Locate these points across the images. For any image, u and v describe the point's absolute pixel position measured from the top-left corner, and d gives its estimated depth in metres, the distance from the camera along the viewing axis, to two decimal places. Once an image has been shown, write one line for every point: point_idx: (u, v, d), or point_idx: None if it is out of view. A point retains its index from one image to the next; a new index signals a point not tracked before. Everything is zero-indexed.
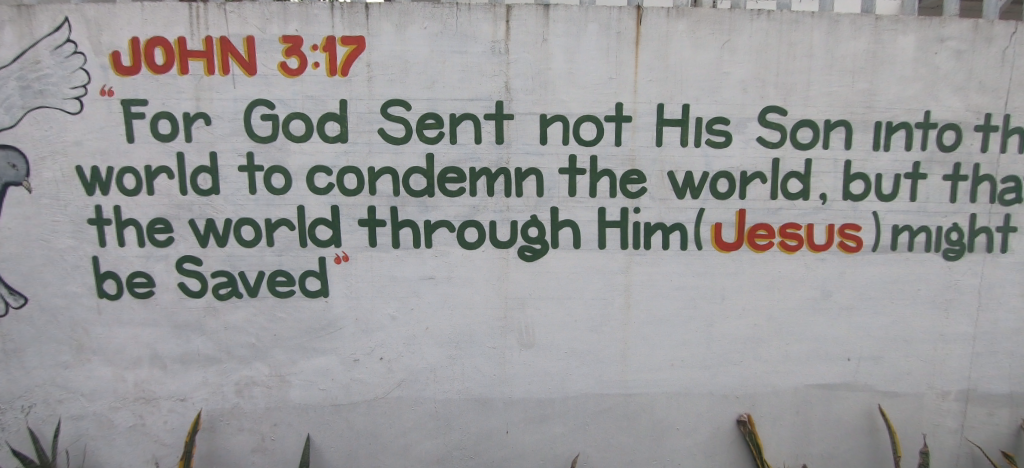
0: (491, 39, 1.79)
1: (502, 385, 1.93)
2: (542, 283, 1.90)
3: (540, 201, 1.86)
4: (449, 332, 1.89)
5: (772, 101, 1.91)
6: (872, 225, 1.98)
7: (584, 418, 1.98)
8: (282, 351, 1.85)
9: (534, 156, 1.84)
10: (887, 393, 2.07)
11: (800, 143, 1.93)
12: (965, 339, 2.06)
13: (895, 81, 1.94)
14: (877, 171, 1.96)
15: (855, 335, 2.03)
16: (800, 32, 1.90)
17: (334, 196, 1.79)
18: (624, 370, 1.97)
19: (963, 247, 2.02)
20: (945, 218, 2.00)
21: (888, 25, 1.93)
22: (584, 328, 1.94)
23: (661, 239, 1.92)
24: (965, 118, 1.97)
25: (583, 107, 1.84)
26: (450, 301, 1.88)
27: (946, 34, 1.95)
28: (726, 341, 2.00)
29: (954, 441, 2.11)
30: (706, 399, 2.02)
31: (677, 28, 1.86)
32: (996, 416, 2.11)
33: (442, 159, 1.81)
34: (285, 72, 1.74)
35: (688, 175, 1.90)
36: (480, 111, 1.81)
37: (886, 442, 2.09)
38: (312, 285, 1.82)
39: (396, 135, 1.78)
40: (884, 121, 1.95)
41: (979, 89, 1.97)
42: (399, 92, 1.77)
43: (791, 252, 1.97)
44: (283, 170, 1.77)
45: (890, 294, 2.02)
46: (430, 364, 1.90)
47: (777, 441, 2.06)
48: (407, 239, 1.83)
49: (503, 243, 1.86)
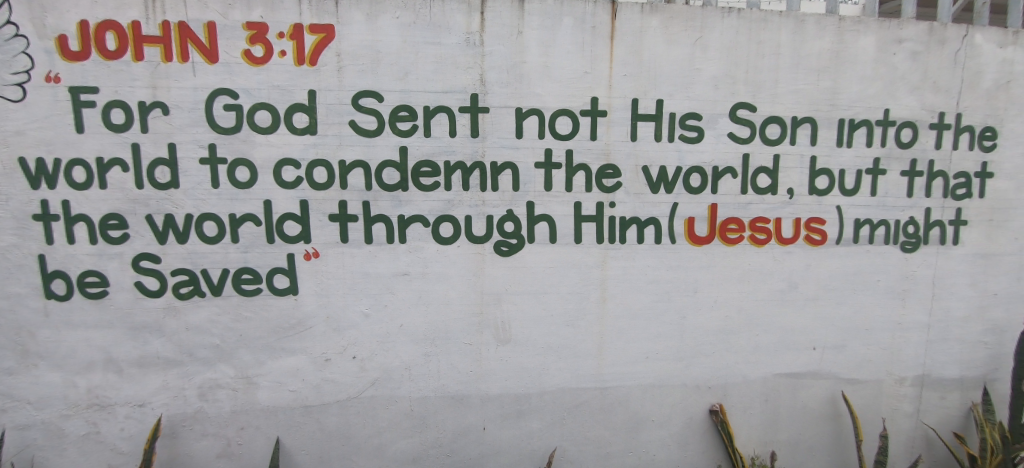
0: (465, 31, 1.76)
1: (479, 381, 1.91)
2: (519, 278, 1.89)
3: (516, 195, 1.84)
4: (425, 329, 1.86)
5: (743, 98, 1.95)
6: (836, 218, 2.06)
7: (561, 412, 1.99)
8: (249, 352, 1.78)
9: (510, 150, 1.82)
10: (849, 380, 2.16)
11: (768, 139, 1.97)
12: (920, 327, 2.17)
13: (857, 81, 2.01)
14: (840, 167, 2.03)
15: (820, 325, 2.11)
16: (769, 30, 1.94)
17: (303, 189, 1.72)
18: (600, 364, 1.99)
19: (919, 239, 2.12)
20: (902, 212, 2.09)
21: (851, 26, 1.99)
22: (560, 323, 1.94)
23: (636, 233, 1.94)
24: (921, 116, 2.07)
25: (559, 101, 1.83)
26: (426, 298, 1.84)
27: (904, 36, 2.03)
28: (699, 333, 2.04)
29: (910, 424, 2.22)
30: (680, 390, 2.05)
31: (651, 23, 1.87)
32: (948, 399, 2.23)
33: (416, 152, 1.76)
34: (249, 60, 1.66)
35: (662, 170, 1.92)
36: (454, 103, 1.77)
37: (848, 427, 2.18)
38: (280, 282, 1.75)
39: (368, 127, 1.73)
40: (847, 118, 2.02)
41: (934, 88, 2.07)
42: (371, 84, 1.72)
43: (760, 245, 2.02)
44: (248, 163, 1.69)
45: (852, 285, 2.10)
46: (405, 362, 1.86)
47: (747, 429, 2.12)
48: (380, 235, 1.78)
49: (479, 238, 1.84)
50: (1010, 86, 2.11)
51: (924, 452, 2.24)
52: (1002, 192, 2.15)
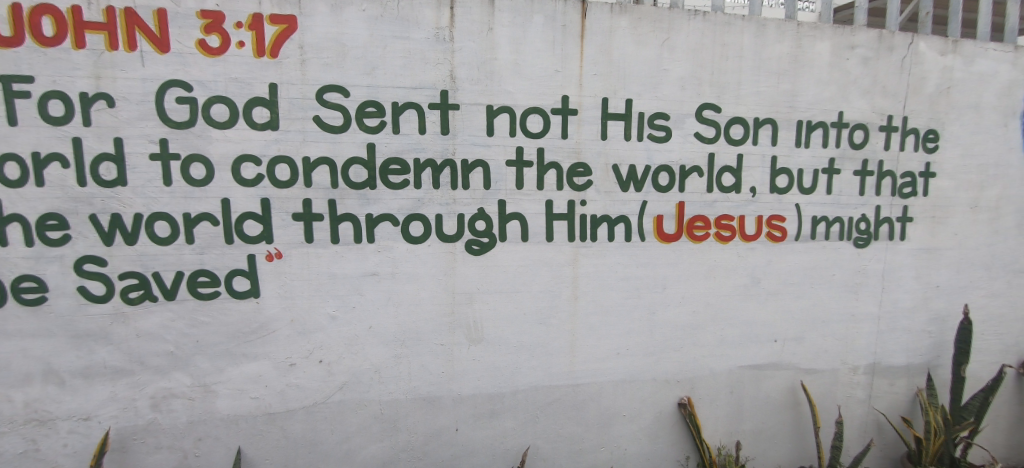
0: (435, 26, 1.73)
1: (451, 382, 1.89)
2: (491, 277, 1.87)
3: (487, 194, 1.82)
4: (395, 330, 1.81)
5: (708, 99, 2.00)
6: (794, 216, 2.14)
7: (534, 410, 1.99)
8: (206, 359, 1.68)
9: (481, 148, 1.80)
10: (807, 370, 2.26)
11: (732, 139, 2.03)
12: (871, 318, 2.29)
13: (814, 84, 2.10)
14: (798, 166, 2.12)
15: (780, 318, 2.19)
16: (732, 34, 2.00)
17: (264, 187, 1.64)
18: (571, 362, 2.00)
19: (870, 235, 2.24)
20: (855, 210, 2.20)
21: (808, 31, 2.08)
22: (533, 321, 1.94)
23: (606, 231, 1.96)
24: (871, 119, 2.18)
25: (530, 99, 1.83)
26: (396, 298, 1.80)
27: (856, 42, 2.14)
28: (668, 328, 2.08)
29: (862, 410, 2.35)
30: (649, 385, 2.09)
31: (620, 24, 1.89)
32: (896, 385, 2.37)
33: (384, 149, 1.72)
34: (204, 51, 1.57)
35: (632, 169, 1.95)
36: (424, 100, 1.74)
37: (806, 414, 2.28)
38: (240, 285, 1.67)
39: (333, 123, 1.67)
40: (805, 120, 2.10)
41: (883, 92, 2.19)
42: (336, 78, 1.66)
43: (725, 242, 2.08)
44: (203, 159, 1.60)
45: (810, 279, 2.20)
46: (375, 365, 1.81)
47: (714, 421, 2.19)
48: (347, 234, 1.72)
49: (450, 236, 1.81)
50: (949, 92, 2.27)
51: (875, 436, 2.38)
52: (942, 191, 2.30)
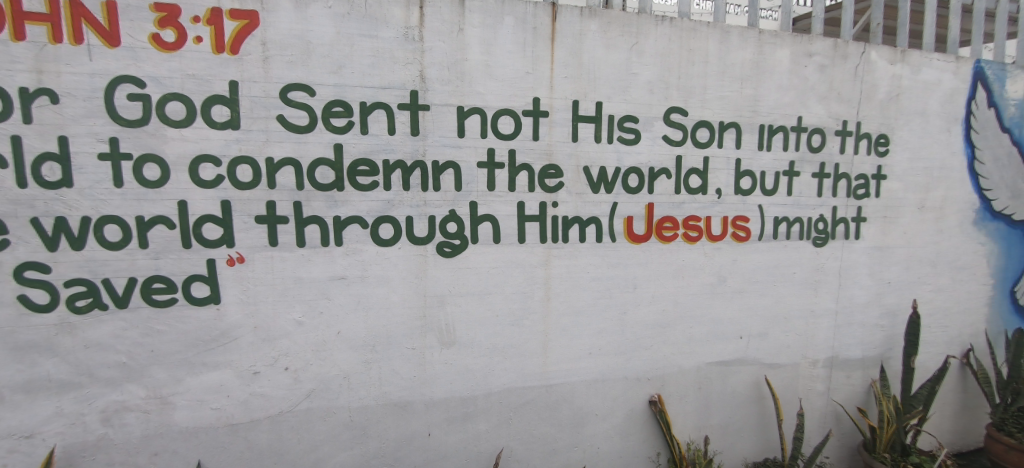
0: (404, 25, 1.70)
1: (423, 386, 1.86)
2: (463, 279, 1.85)
3: (458, 195, 1.81)
4: (364, 335, 1.77)
5: (675, 103, 2.04)
6: (758, 216, 2.21)
7: (507, 412, 1.98)
8: (163, 369, 1.60)
9: (451, 149, 1.78)
10: (771, 365, 2.34)
11: (698, 142, 2.09)
12: (829, 314, 2.40)
13: (775, 89, 2.18)
14: (761, 169, 2.19)
15: (745, 315, 2.26)
16: (698, 39, 2.06)
17: (224, 189, 1.57)
18: (545, 362, 2.00)
19: (828, 234, 2.34)
20: (813, 210, 2.30)
21: (769, 39, 2.16)
22: (505, 323, 1.93)
23: (578, 232, 1.97)
24: (828, 123, 2.28)
25: (501, 101, 1.82)
26: (365, 302, 1.76)
27: (813, 50, 2.23)
28: (639, 327, 2.11)
29: (821, 402, 2.45)
30: (621, 384, 2.12)
31: (590, 27, 1.92)
32: (852, 377, 2.49)
33: (352, 150, 1.67)
34: (158, 46, 1.49)
35: (602, 171, 1.97)
36: (393, 100, 1.71)
37: (770, 407, 2.37)
38: (198, 291, 1.59)
39: (299, 123, 1.61)
40: (767, 123, 2.18)
41: (838, 98, 2.29)
42: (301, 76, 1.61)
43: (692, 242, 2.13)
44: (158, 159, 1.51)
45: (773, 277, 2.27)
46: (344, 371, 1.76)
47: (683, 416, 2.23)
48: (314, 237, 1.67)
49: (421, 239, 1.78)
50: (898, 98, 2.40)
51: (833, 426, 2.48)
52: (893, 192, 2.43)
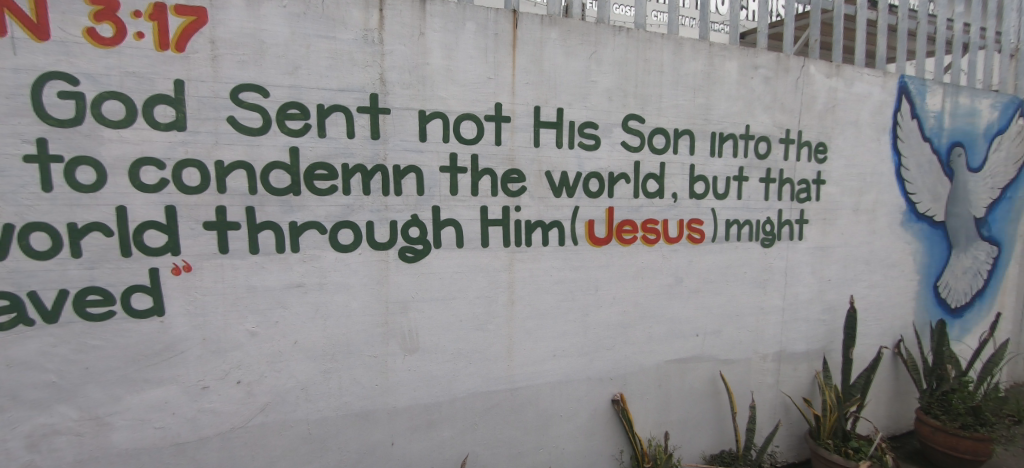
0: (363, 27, 1.67)
1: (385, 395, 1.82)
2: (426, 284, 1.83)
3: (421, 200, 1.78)
4: (323, 344, 1.71)
5: (632, 110, 2.11)
6: (711, 219, 2.31)
7: (472, 417, 1.96)
8: (98, 388, 1.46)
9: (413, 153, 1.76)
10: (725, 360, 2.44)
11: (655, 148, 2.16)
12: (777, 310, 2.53)
13: (725, 99, 2.30)
14: (713, 174, 2.29)
15: (701, 314, 2.35)
16: (653, 50, 2.15)
17: (169, 193, 1.47)
18: (509, 366, 2.00)
19: (775, 236, 2.47)
20: (761, 213, 2.43)
21: (718, 51, 2.28)
22: (469, 328, 1.92)
23: (541, 235, 1.99)
24: (773, 132, 2.42)
25: (463, 106, 1.82)
26: (324, 311, 1.70)
27: (758, 63, 2.37)
28: (601, 328, 2.16)
29: (771, 394, 2.57)
30: (584, 384, 2.15)
31: (550, 35, 1.96)
32: (798, 370, 2.63)
33: (308, 154, 1.62)
34: (94, 41, 1.38)
35: (564, 175, 2.00)
36: (352, 103, 1.67)
37: (725, 401, 2.47)
38: (140, 302, 1.47)
39: (251, 125, 1.55)
40: (718, 131, 2.29)
41: (782, 108, 2.44)
42: (253, 76, 1.54)
43: (651, 244, 2.20)
44: (93, 162, 1.39)
45: (726, 277, 2.38)
46: (301, 382, 1.70)
47: (645, 414, 2.29)
48: (268, 244, 1.60)
49: (382, 244, 1.75)
50: (834, 109, 2.58)
51: (782, 417, 2.62)
52: (831, 196, 2.61)
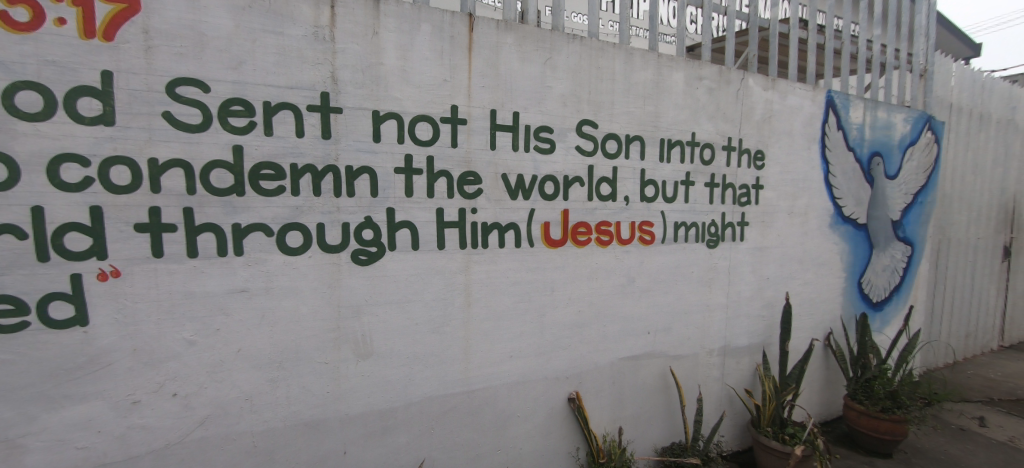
0: (313, 23, 1.62)
1: (338, 402, 1.75)
2: (380, 288, 1.79)
3: (374, 201, 1.74)
4: (270, 352, 1.63)
5: (586, 116, 2.17)
6: (661, 222, 2.41)
7: (428, 421, 1.93)
8: (8, 408, 1.31)
9: (366, 154, 1.72)
10: (675, 356, 2.54)
11: (607, 153, 2.23)
12: (721, 307, 2.67)
13: (672, 107, 2.41)
14: (662, 178, 2.39)
15: (652, 312, 2.44)
16: (606, 58, 2.22)
17: (94, 193, 1.36)
18: (466, 368, 1.99)
19: (719, 237, 2.61)
20: (707, 215, 2.55)
21: (666, 62, 2.39)
22: (425, 331, 1.89)
23: (497, 237, 2.00)
24: (716, 139, 2.56)
25: (418, 107, 1.80)
26: (270, 317, 1.62)
27: (703, 74, 2.51)
28: (557, 328, 2.19)
29: (717, 387, 2.70)
30: (541, 383, 2.17)
31: (506, 40, 1.99)
32: (741, 363, 2.78)
33: (253, 153, 1.54)
34: (8, 25, 1.26)
35: (520, 178, 2.02)
36: (301, 101, 1.61)
37: (674, 396, 2.57)
38: (59, 311, 1.34)
39: (189, 121, 1.46)
40: (666, 138, 2.39)
41: (724, 117, 2.59)
42: (192, 70, 1.46)
43: (604, 246, 2.27)
44: (4, 158, 1.27)
45: (674, 277, 2.49)
46: (246, 392, 1.60)
47: (600, 411, 2.34)
48: (208, 247, 1.51)
49: (334, 246, 1.69)
50: (771, 119, 2.77)
51: (727, 408, 2.76)
52: (769, 200, 2.79)
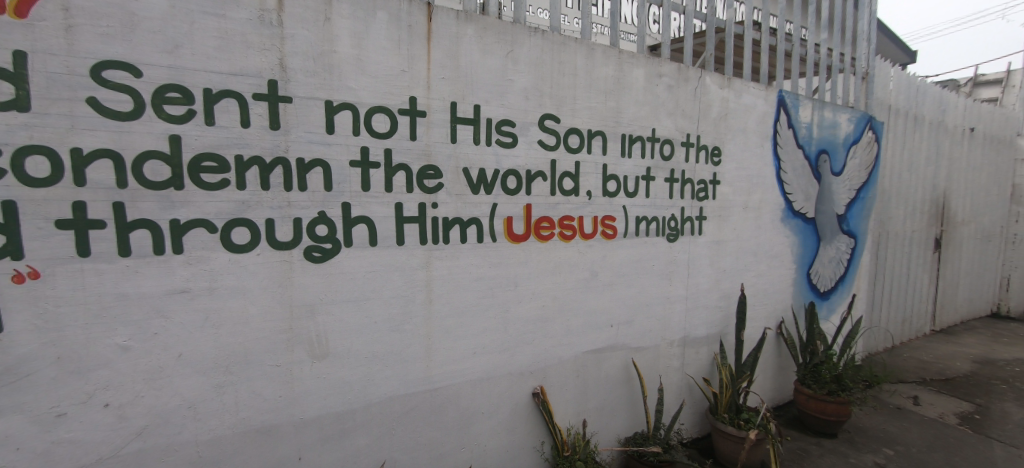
0: (258, 6, 1.53)
1: (292, 406, 1.68)
2: (336, 286, 1.72)
3: (328, 196, 1.67)
4: (215, 357, 1.53)
5: (549, 110, 2.16)
6: (623, 216, 2.44)
7: (389, 422, 1.88)
8: None
9: (319, 146, 1.64)
10: (637, 348, 2.58)
11: (570, 147, 2.23)
12: (681, 299, 2.74)
13: (633, 103, 2.43)
14: (624, 173, 2.41)
15: (615, 305, 2.47)
16: (568, 53, 2.22)
17: (7, 186, 1.23)
18: (428, 366, 1.95)
19: (678, 231, 2.67)
20: (667, 210, 2.60)
21: (627, 58, 2.41)
22: (385, 329, 1.84)
23: (458, 233, 1.96)
24: (676, 135, 2.61)
25: (375, 98, 1.74)
26: (215, 319, 1.52)
27: (662, 71, 2.55)
28: (521, 324, 2.17)
29: (677, 377, 2.77)
30: (505, 379, 2.16)
31: (466, 32, 1.95)
32: (700, 353, 2.86)
33: (194, 143, 1.44)
34: None
35: (482, 172, 1.99)
36: (246, 89, 1.51)
37: (637, 387, 2.61)
38: None
39: (119, 108, 1.34)
40: (627, 133, 2.41)
41: (683, 114, 2.64)
42: (121, 53, 1.34)
43: (568, 241, 2.27)
44: None
45: (636, 271, 2.52)
46: (188, 400, 1.50)
47: (565, 404, 2.35)
48: (143, 244, 1.40)
49: (285, 243, 1.61)
50: (727, 117, 2.85)
51: (687, 396, 2.83)
52: (725, 195, 2.87)
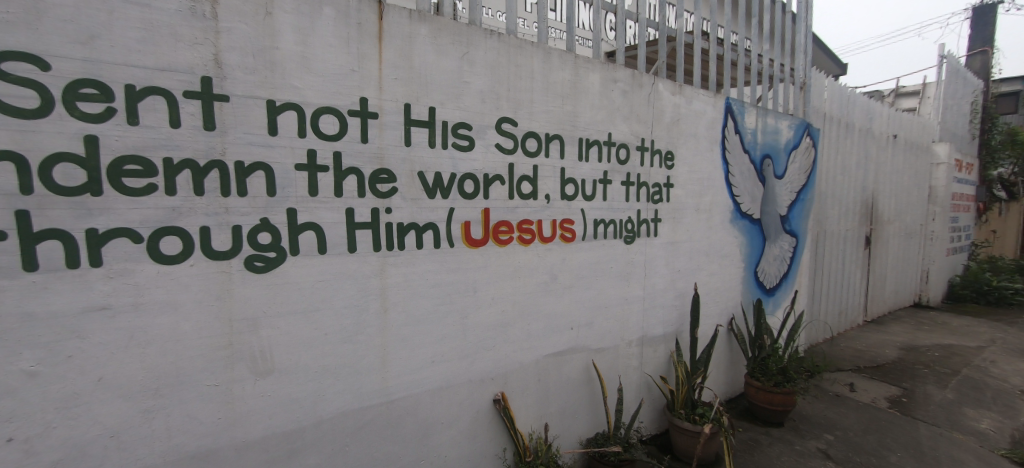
0: None
1: (233, 428, 1.55)
2: (282, 297, 1.61)
3: (271, 201, 1.57)
4: (142, 379, 1.39)
5: (505, 113, 2.14)
6: (581, 219, 2.44)
7: (342, 438, 1.78)
8: None
9: (261, 148, 1.54)
10: (597, 350, 2.60)
11: (527, 151, 2.21)
12: (638, 300, 2.78)
13: (589, 108, 2.45)
14: (581, 176, 2.42)
15: (574, 308, 2.47)
16: (524, 56, 2.20)
17: None
18: (384, 378, 1.87)
19: (635, 233, 2.71)
20: (623, 212, 2.64)
21: (583, 63, 2.42)
22: (336, 341, 1.74)
23: (414, 238, 1.90)
24: (631, 139, 2.65)
25: (322, 98, 1.65)
26: (141, 337, 1.38)
27: (617, 76, 2.58)
28: (481, 329, 2.13)
29: (636, 376, 2.81)
30: (465, 387, 2.10)
31: (420, 31, 1.89)
32: (657, 351, 2.92)
33: (114, 145, 1.31)
34: None
35: (438, 176, 1.93)
36: (176, 86, 1.39)
37: (597, 388, 2.62)
38: None
39: (21, 104, 1.20)
40: (584, 137, 2.43)
41: (637, 118, 2.69)
42: (24, 42, 1.20)
43: (527, 244, 2.25)
44: None
45: (594, 273, 2.54)
46: (111, 427, 1.36)
47: (526, 409, 2.33)
48: (53, 257, 1.25)
49: (224, 253, 1.49)
50: (679, 122, 2.93)
51: (645, 395, 2.88)
52: (678, 197, 2.95)
